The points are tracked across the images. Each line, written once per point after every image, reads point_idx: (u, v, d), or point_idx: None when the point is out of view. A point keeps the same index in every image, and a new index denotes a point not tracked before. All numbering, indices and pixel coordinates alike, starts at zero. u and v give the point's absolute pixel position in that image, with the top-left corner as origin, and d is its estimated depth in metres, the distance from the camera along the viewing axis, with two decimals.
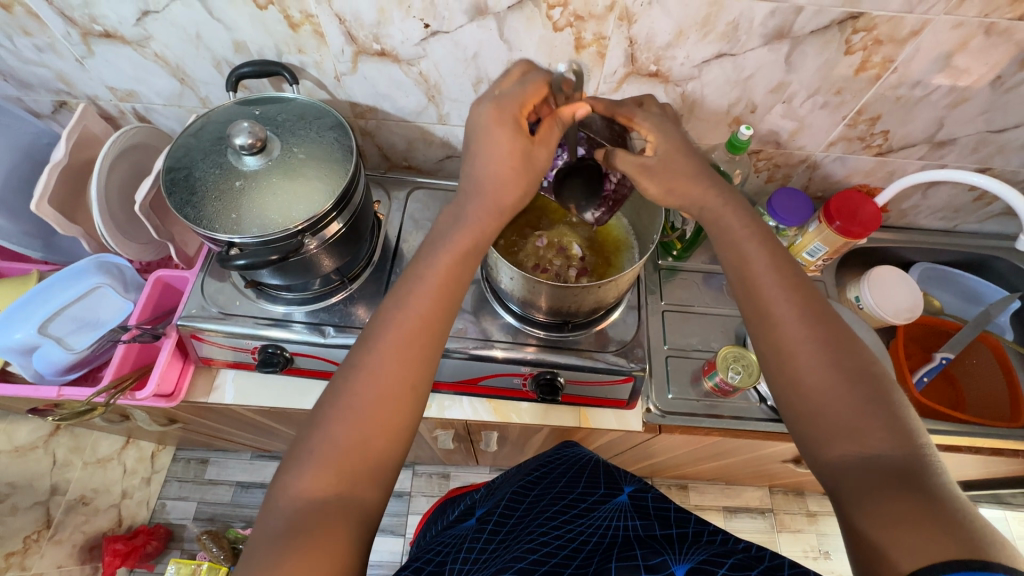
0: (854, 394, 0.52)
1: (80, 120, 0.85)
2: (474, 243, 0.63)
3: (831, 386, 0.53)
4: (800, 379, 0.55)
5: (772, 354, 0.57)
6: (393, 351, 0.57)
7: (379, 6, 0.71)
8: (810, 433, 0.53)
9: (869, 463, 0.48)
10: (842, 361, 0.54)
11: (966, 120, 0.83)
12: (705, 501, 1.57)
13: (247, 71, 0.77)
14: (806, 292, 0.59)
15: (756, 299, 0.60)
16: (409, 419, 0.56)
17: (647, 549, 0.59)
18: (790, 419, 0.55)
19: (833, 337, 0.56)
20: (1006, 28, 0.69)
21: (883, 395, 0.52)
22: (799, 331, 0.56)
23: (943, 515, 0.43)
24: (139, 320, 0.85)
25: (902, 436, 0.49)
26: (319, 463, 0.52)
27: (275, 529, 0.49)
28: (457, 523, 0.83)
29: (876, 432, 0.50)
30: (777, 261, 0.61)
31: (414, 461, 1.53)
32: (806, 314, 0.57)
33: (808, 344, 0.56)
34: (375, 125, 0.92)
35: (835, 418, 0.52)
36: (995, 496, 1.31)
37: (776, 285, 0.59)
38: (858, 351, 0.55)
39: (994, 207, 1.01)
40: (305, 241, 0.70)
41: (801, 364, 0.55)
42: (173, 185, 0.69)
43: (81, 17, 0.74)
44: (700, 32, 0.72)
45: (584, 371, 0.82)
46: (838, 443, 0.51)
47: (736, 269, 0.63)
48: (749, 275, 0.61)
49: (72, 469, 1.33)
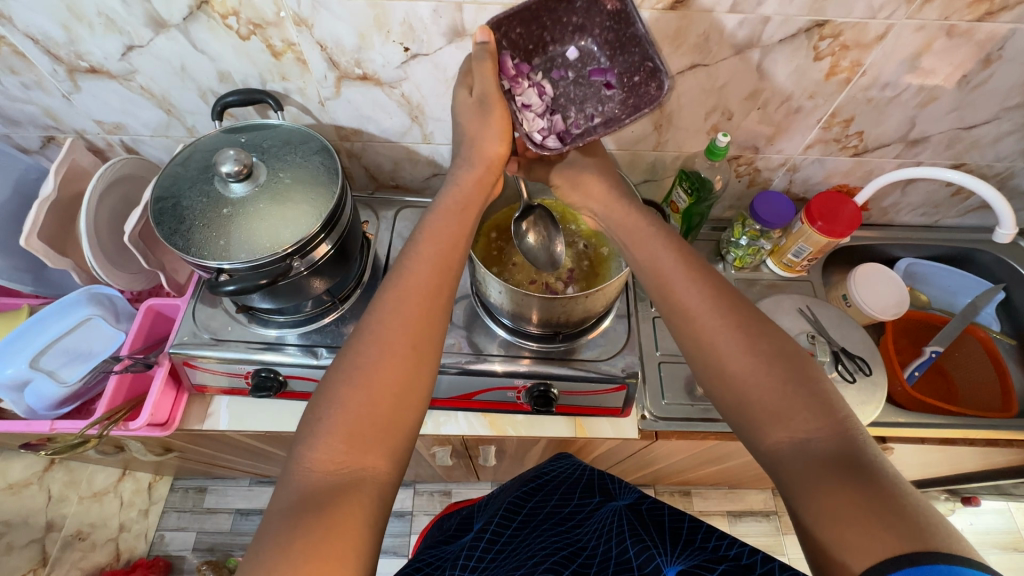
0: (772, 377, 0.52)
1: (68, 153, 0.86)
2: (461, 262, 0.64)
3: (750, 372, 0.53)
4: (724, 370, 0.55)
5: (697, 350, 0.57)
6: (397, 342, 0.56)
7: (359, 32, 0.73)
8: (743, 425, 0.53)
9: (800, 449, 0.48)
10: (756, 345, 0.54)
11: (938, 118, 0.85)
12: (709, 507, 1.56)
13: (232, 100, 0.78)
14: (712, 282, 0.59)
15: (668, 293, 0.61)
16: (416, 410, 0.55)
17: (639, 546, 0.60)
18: (724, 412, 0.55)
19: (746, 324, 0.56)
20: (967, 29, 0.71)
21: (803, 373, 0.52)
22: (714, 322, 0.57)
23: (870, 498, 0.43)
24: (132, 350, 0.86)
25: (827, 414, 0.49)
26: (329, 435, 0.51)
27: (286, 503, 0.48)
28: (454, 538, 0.83)
29: (801, 417, 0.50)
30: (683, 256, 0.62)
31: (415, 480, 1.52)
32: (716, 304, 0.58)
33: (726, 334, 0.56)
34: (360, 147, 0.94)
35: (761, 405, 0.52)
36: (999, 487, 1.30)
37: (684, 279, 0.60)
38: (769, 331, 0.55)
39: (972, 201, 1.03)
40: (294, 263, 0.71)
41: (721, 355, 0.55)
42: (160, 215, 0.70)
43: (67, 54, 0.76)
44: (673, 44, 0.74)
45: (577, 381, 0.83)
46: (769, 430, 0.51)
47: (646, 260, 0.64)
48: (656, 267, 0.63)
49: (68, 504, 1.31)
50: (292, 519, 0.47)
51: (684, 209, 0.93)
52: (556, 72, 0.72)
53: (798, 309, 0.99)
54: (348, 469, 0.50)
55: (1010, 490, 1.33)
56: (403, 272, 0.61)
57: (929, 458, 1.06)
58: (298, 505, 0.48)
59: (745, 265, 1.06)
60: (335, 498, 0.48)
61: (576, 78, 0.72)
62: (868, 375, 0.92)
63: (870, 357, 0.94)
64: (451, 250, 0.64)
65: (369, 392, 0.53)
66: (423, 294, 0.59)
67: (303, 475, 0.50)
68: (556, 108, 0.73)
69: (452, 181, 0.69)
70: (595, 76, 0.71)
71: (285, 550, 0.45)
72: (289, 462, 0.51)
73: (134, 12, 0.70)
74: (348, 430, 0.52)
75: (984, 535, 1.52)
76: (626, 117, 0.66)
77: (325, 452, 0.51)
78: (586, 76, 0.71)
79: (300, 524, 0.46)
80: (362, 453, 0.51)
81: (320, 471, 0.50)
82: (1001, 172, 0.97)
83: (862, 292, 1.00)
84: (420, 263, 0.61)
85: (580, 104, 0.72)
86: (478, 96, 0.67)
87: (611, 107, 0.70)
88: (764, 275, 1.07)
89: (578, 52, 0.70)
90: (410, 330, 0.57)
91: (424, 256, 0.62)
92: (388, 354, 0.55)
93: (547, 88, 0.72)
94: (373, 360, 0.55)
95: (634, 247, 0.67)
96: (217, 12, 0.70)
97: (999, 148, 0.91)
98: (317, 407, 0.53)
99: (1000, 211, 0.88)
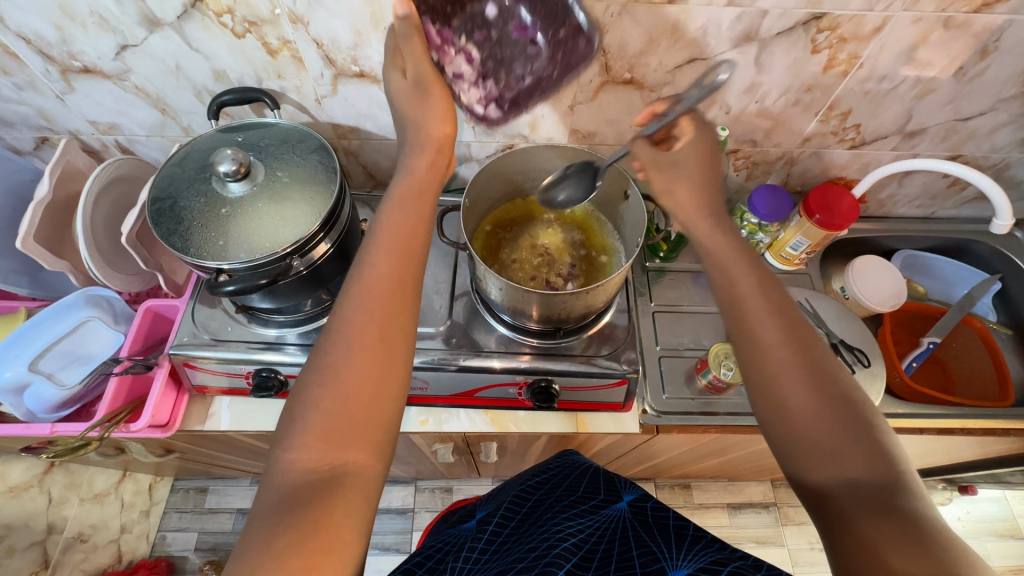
0: (836, 417, 0.52)
1: (62, 155, 0.85)
2: (426, 241, 0.64)
3: (812, 407, 0.53)
4: (785, 401, 0.54)
5: (757, 377, 0.56)
6: (365, 341, 0.57)
7: (355, 29, 0.72)
8: (793, 455, 0.53)
9: (853, 490, 0.48)
10: (823, 384, 0.54)
11: (935, 110, 0.86)
12: (709, 499, 1.57)
13: (227, 99, 0.77)
14: (786, 314, 0.58)
15: (740, 317, 0.59)
16: (392, 403, 0.57)
17: (645, 554, 0.61)
18: (775, 440, 0.55)
19: (814, 361, 0.55)
20: (963, 20, 0.71)
21: (865, 420, 0.52)
22: (783, 354, 0.56)
23: (924, 545, 0.43)
24: (132, 351, 0.85)
25: (884, 462, 0.49)
26: (307, 436, 0.53)
27: (269, 503, 0.51)
28: (459, 523, 0.86)
29: (858, 459, 0.49)
30: (762, 285, 0.60)
31: (416, 477, 1.52)
32: (788, 338, 0.56)
33: (792, 368, 0.55)
34: (358, 145, 0.93)
35: (818, 440, 0.51)
36: (995, 476, 1.31)
37: (758, 306, 0.58)
38: (838, 374, 0.55)
39: (968, 191, 1.04)
40: (293, 263, 0.70)
41: (785, 386, 0.54)
42: (159, 216, 0.70)
43: (60, 54, 0.75)
44: (671, 39, 0.74)
45: (578, 377, 0.83)
46: (822, 465, 0.50)
47: (719, 279, 0.62)
48: (730, 290, 0.61)
49: (69, 505, 1.29)
50: (276, 517, 0.49)
51: None
52: (477, 34, 0.68)
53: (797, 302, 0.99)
54: (327, 466, 0.52)
55: (1006, 478, 1.34)
56: (367, 265, 0.62)
57: (927, 448, 1.06)
58: (283, 502, 0.50)
59: None
60: (317, 496, 0.50)
61: (500, 37, 0.69)
62: (867, 366, 0.93)
63: (869, 349, 0.95)
64: (415, 238, 0.64)
65: (341, 391, 0.55)
66: (387, 286, 0.61)
67: (282, 475, 0.52)
68: (487, 70, 0.72)
69: (404, 170, 0.68)
70: (518, 32, 0.68)
71: (266, 547, 0.47)
72: (270, 464, 0.54)
73: (128, 11, 0.70)
74: (325, 431, 0.53)
75: (980, 523, 1.54)
76: (559, 79, 0.73)
77: (302, 452, 0.53)
78: (507, 34, 0.68)
79: (281, 522, 0.49)
80: (339, 449, 0.53)
81: (300, 469, 0.52)
82: (997, 163, 0.97)
83: (860, 284, 1.00)
84: (381, 258, 0.62)
85: (509, 64, 0.71)
86: (412, 78, 0.66)
87: (541, 66, 0.71)
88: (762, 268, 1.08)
89: (496, 9, 0.67)
90: (375, 327, 0.58)
91: (383, 250, 0.63)
92: (359, 352, 0.57)
93: (473, 51, 0.70)
94: (343, 360, 0.57)
95: (709, 265, 0.64)
96: (211, 10, 0.70)
97: (995, 139, 0.91)
98: (293, 409, 0.56)
99: (998, 202, 0.89)
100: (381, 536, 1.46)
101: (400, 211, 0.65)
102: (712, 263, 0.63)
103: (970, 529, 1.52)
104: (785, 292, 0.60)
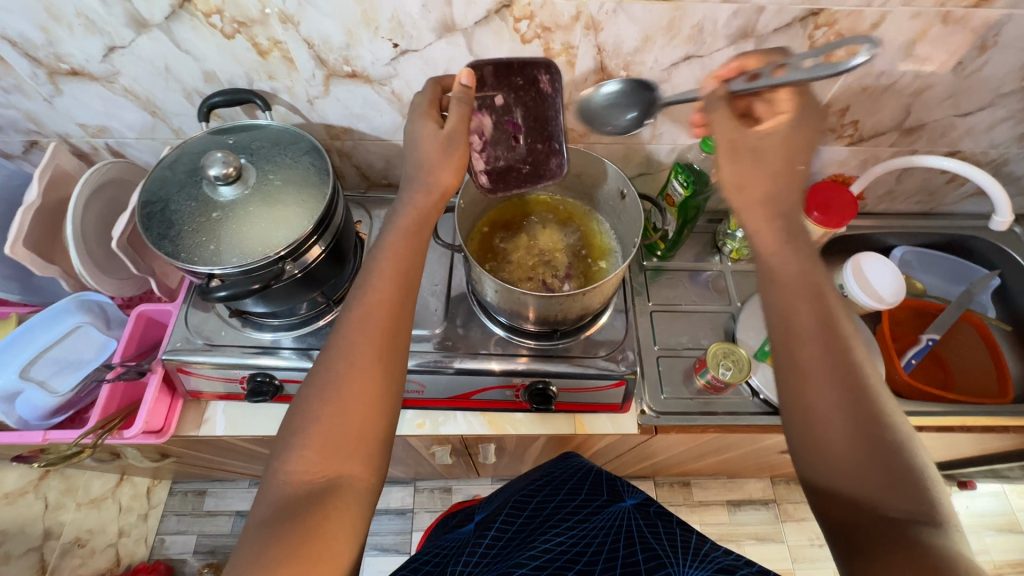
0: (880, 463, 0.49)
1: (51, 158, 0.84)
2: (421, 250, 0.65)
3: (854, 452, 0.50)
4: (827, 439, 0.52)
5: (799, 410, 0.54)
6: (363, 354, 0.58)
7: (347, 29, 0.71)
8: (826, 494, 0.51)
9: (889, 540, 0.46)
10: (872, 430, 0.50)
11: (933, 106, 0.85)
12: (709, 496, 1.57)
13: (218, 101, 0.76)
14: (841, 341, 0.54)
15: (790, 348, 0.55)
16: (387, 420, 0.57)
17: (651, 556, 0.60)
18: (810, 476, 0.53)
19: (861, 393, 0.52)
20: (962, 15, 0.71)
21: (910, 459, 0.49)
22: (832, 393, 0.52)
23: None
24: (124, 357, 0.84)
25: (922, 505, 0.47)
26: (305, 447, 0.53)
27: (263, 515, 0.51)
28: (458, 527, 0.86)
29: (899, 512, 0.47)
30: (822, 317, 0.55)
31: (415, 478, 1.51)
32: (840, 376, 0.53)
33: (839, 408, 0.52)
34: (351, 145, 0.92)
35: (856, 484, 0.49)
36: (994, 471, 1.31)
37: (805, 331, 0.55)
38: (890, 421, 0.51)
39: (967, 187, 1.03)
40: (286, 267, 0.69)
41: (830, 425, 0.52)
42: (150, 220, 0.69)
43: (47, 57, 0.74)
44: (667, 36, 0.73)
45: (576, 378, 0.82)
46: (856, 509, 0.48)
47: (773, 304, 0.58)
48: (782, 318, 0.57)
49: (65, 511, 1.32)
50: (270, 530, 0.49)
51: (680, 202, 0.93)
52: (479, 112, 0.69)
53: None
54: (324, 478, 0.52)
55: (1005, 473, 1.34)
56: (365, 288, 0.62)
57: (926, 445, 1.06)
58: (276, 515, 0.50)
59: (742, 257, 1.05)
60: (313, 506, 0.50)
61: (495, 124, 0.70)
62: None
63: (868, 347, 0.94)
64: (412, 260, 0.65)
65: (339, 404, 0.55)
66: (387, 308, 0.61)
67: (277, 486, 0.52)
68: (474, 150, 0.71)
69: (402, 205, 0.66)
70: (509, 127, 0.71)
71: (260, 557, 0.47)
72: (266, 474, 0.53)
73: (115, 12, 0.69)
74: (323, 442, 0.53)
75: (979, 518, 1.54)
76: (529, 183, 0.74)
77: (299, 464, 0.53)
78: (501, 124, 0.70)
79: (275, 533, 0.48)
80: (336, 462, 0.53)
81: (296, 482, 0.52)
82: (995, 159, 0.96)
83: (858, 281, 1.00)
84: (381, 277, 0.62)
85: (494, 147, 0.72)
86: (445, 132, 0.63)
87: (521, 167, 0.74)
88: None
89: (503, 101, 0.69)
90: (374, 342, 0.58)
91: (385, 270, 0.63)
92: (358, 363, 0.57)
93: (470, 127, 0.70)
94: (342, 374, 0.56)
95: (763, 285, 0.59)
96: (200, 10, 0.68)
97: (994, 135, 0.91)
98: (291, 421, 0.55)
99: (997, 199, 0.88)
100: (380, 537, 1.46)
101: (403, 234, 0.65)
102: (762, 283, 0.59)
103: (968, 524, 1.53)
104: (845, 318, 0.56)
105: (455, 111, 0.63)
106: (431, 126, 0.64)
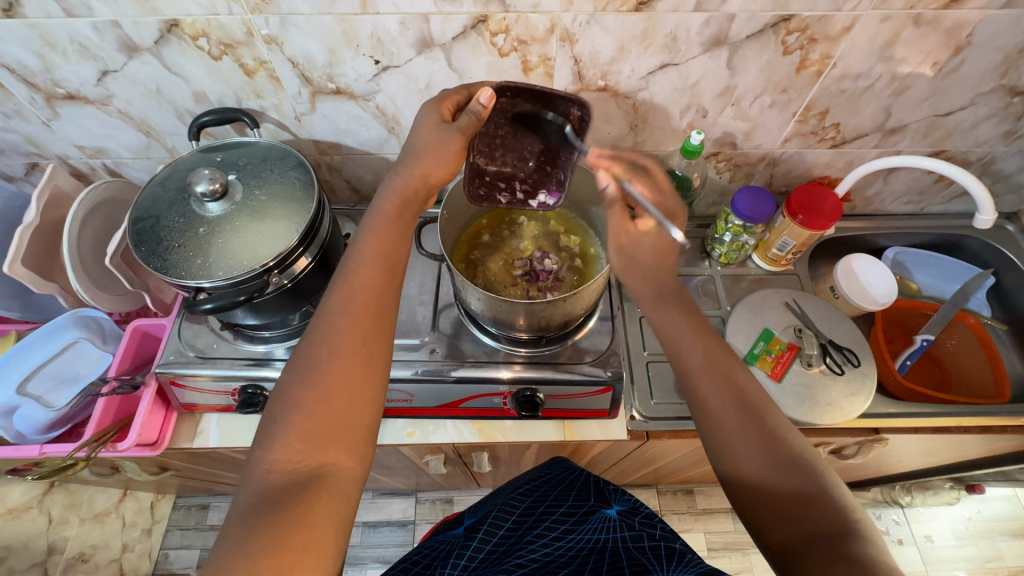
0: (787, 476, 0.57)
1: (50, 179, 0.86)
2: (407, 256, 0.67)
3: (764, 472, 0.58)
4: (740, 466, 0.59)
5: (715, 445, 0.62)
6: (346, 342, 0.59)
7: (329, 47, 0.73)
8: (754, 519, 0.58)
9: (809, 546, 0.53)
10: (773, 446, 0.59)
11: (912, 107, 0.85)
12: (713, 504, 1.54)
13: (207, 120, 0.78)
14: (735, 381, 0.64)
15: (693, 389, 0.65)
16: (372, 407, 0.58)
17: (637, 566, 0.61)
18: (738, 505, 0.60)
19: (764, 424, 0.60)
20: (933, 17, 0.71)
21: (816, 477, 0.56)
22: (733, 420, 0.61)
23: None
24: (119, 371, 0.86)
25: (838, 519, 0.54)
26: (288, 436, 0.54)
27: (247, 504, 0.51)
28: (447, 530, 0.86)
29: (809, 516, 0.54)
30: (708, 350, 0.67)
31: (416, 489, 1.51)
32: (736, 403, 0.62)
33: (743, 435, 0.60)
34: (340, 160, 0.94)
35: (772, 502, 0.56)
36: (1003, 473, 1.28)
37: (707, 378, 0.64)
38: (786, 435, 0.60)
39: (955, 187, 1.03)
40: (272, 278, 0.71)
41: (739, 452, 0.60)
42: (140, 237, 0.71)
43: (44, 82, 0.77)
44: (641, 45, 0.74)
45: (562, 385, 0.83)
46: (781, 526, 0.55)
47: (672, 350, 0.69)
48: (680, 363, 0.67)
49: (69, 526, 1.32)
50: (253, 518, 0.50)
51: None
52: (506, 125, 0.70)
53: (785, 303, 0.99)
54: (308, 467, 0.53)
55: (1013, 476, 1.31)
56: (348, 274, 0.63)
57: (925, 447, 1.05)
58: (258, 504, 0.51)
59: (731, 260, 1.06)
60: (298, 495, 0.51)
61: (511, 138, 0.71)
62: (856, 366, 0.92)
63: (860, 349, 0.94)
64: (394, 247, 0.66)
65: (323, 390, 0.56)
66: (372, 294, 0.62)
67: (262, 476, 0.53)
68: (492, 147, 0.72)
69: (397, 197, 0.67)
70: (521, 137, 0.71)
71: (240, 545, 0.48)
72: (249, 465, 0.54)
73: (107, 38, 0.71)
74: (306, 431, 0.54)
75: (992, 523, 1.51)
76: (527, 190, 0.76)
77: (283, 452, 0.54)
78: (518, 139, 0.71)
79: (259, 521, 0.49)
80: (319, 451, 0.54)
81: (279, 470, 0.53)
82: (982, 157, 0.96)
83: (849, 281, 1.00)
84: (364, 264, 0.64)
85: (481, 143, 0.72)
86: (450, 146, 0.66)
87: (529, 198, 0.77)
88: (750, 270, 1.07)
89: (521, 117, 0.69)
90: (358, 331, 0.60)
91: (368, 258, 0.64)
92: (339, 356, 0.58)
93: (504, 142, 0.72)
94: (325, 362, 0.58)
95: (660, 338, 0.71)
96: (187, 34, 0.71)
97: (978, 133, 0.91)
98: (274, 411, 0.56)
99: (979, 198, 0.88)
100: (381, 549, 1.46)
101: (385, 219, 0.67)
102: (666, 338, 0.70)
103: (980, 530, 1.49)
104: (735, 359, 0.66)
105: (464, 120, 0.66)
106: (444, 123, 0.67)
